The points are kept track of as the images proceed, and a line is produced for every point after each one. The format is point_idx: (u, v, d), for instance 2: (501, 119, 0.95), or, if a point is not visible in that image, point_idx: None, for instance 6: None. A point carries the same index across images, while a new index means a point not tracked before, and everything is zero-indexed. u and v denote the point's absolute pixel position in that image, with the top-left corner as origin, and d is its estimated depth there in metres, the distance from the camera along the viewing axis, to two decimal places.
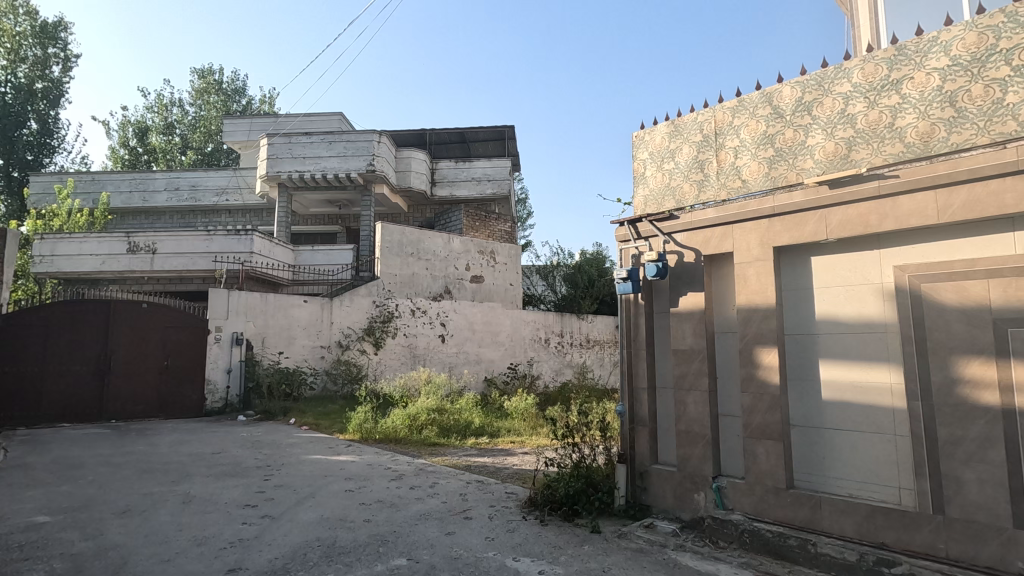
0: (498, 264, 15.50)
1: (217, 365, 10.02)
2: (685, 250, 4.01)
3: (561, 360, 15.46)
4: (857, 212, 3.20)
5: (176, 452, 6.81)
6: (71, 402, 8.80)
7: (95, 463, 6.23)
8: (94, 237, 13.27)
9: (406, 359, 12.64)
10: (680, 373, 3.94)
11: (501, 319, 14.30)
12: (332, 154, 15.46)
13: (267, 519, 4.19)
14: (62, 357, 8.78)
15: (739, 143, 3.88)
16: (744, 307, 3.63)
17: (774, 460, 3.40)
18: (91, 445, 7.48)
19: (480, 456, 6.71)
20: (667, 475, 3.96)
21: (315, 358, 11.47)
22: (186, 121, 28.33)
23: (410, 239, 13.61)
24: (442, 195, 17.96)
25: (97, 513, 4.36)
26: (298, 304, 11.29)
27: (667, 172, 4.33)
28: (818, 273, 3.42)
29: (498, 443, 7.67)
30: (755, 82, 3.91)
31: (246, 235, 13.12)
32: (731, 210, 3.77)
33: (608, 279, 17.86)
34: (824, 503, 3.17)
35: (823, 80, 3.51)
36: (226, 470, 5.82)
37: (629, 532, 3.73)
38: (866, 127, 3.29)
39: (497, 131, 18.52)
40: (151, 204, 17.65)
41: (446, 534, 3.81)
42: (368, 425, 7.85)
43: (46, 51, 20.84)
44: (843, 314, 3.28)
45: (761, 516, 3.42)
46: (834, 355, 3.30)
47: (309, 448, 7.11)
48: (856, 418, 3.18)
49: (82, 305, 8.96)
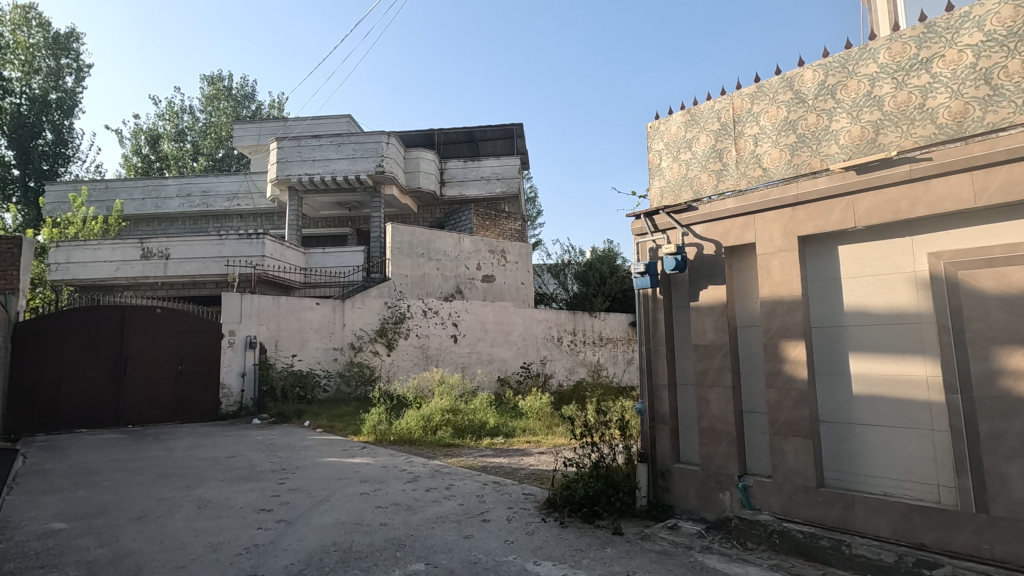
0: (509, 263, 15.38)
1: (231, 368, 10.04)
2: (705, 242, 3.90)
3: (574, 359, 15.32)
4: (887, 197, 3.06)
5: (191, 457, 6.80)
6: (88, 408, 8.86)
7: (112, 468, 6.23)
8: (108, 244, 13.39)
9: (418, 359, 12.61)
10: (702, 369, 3.82)
11: (513, 319, 14.21)
12: (341, 156, 15.48)
13: (282, 523, 4.13)
14: (79, 363, 8.84)
15: (759, 130, 3.77)
16: (768, 299, 3.50)
17: (803, 457, 3.27)
18: (108, 450, 7.50)
19: (496, 457, 6.63)
20: (690, 474, 3.84)
21: (328, 360, 11.46)
22: (196, 128, 28.61)
23: (421, 239, 13.55)
24: (452, 194, 17.89)
25: (113, 519, 4.34)
26: (310, 307, 11.28)
27: (683, 163, 4.21)
28: (845, 262, 3.28)
29: (514, 443, 7.57)
30: (774, 68, 3.78)
31: (257, 239, 13.13)
32: (752, 200, 3.65)
33: (620, 276, 17.63)
34: (858, 501, 3.03)
35: (846, 61, 3.39)
36: (241, 474, 5.80)
37: (652, 533, 3.61)
38: (895, 108, 3.15)
39: (505, 129, 18.41)
40: (164, 210, 17.80)
41: (464, 537, 3.72)
42: (382, 427, 7.80)
43: (59, 62, 21.12)
44: (874, 304, 3.14)
45: (790, 516, 3.29)
46: (865, 348, 3.16)
47: (323, 450, 7.07)
48: (889, 412, 3.05)
49: (97, 311, 9.01)
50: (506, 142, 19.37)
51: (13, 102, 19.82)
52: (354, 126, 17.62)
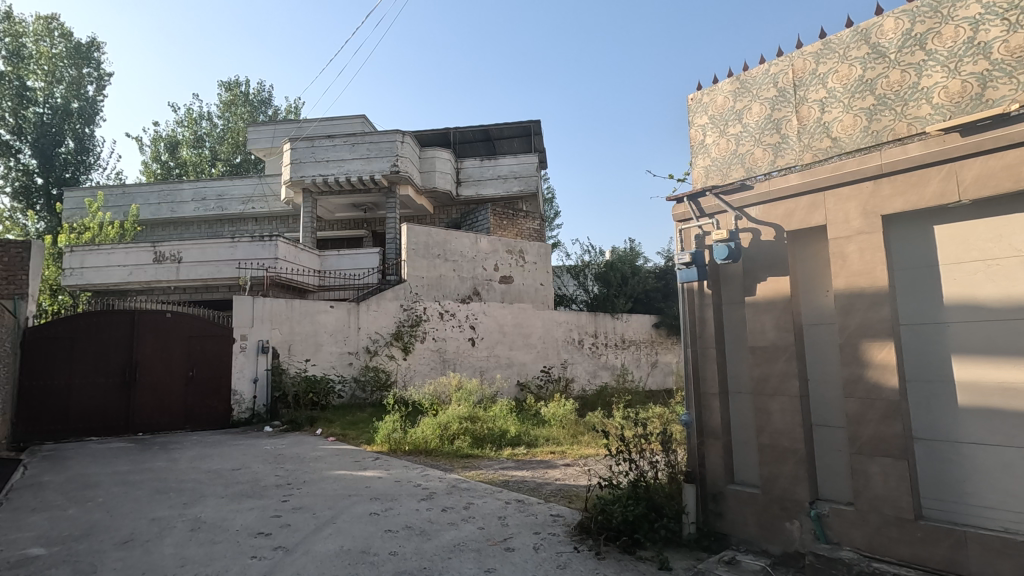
0: (528, 264, 14.71)
1: (243, 374, 9.69)
2: (763, 227, 3.32)
3: (596, 362, 14.74)
4: (1002, 163, 2.48)
5: (194, 469, 6.41)
6: (99, 415, 8.56)
7: (110, 482, 5.86)
8: (122, 248, 13.17)
9: (435, 364, 12.19)
10: (761, 375, 3.26)
11: (532, 321, 13.72)
12: (355, 157, 15.16)
13: (280, 552, 3.66)
14: (89, 369, 8.55)
15: (827, 94, 3.21)
16: (845, 292, 2.93)
17: (895, 483, 2.69)
18: (110, 461, 7.14)
19: (518, 470, 6.11)
20: (749, 498, 3.28)
21: (342, 365, 11.04)
22: (215, 134, 28.67)
23: (437, 240, 13.05)
24: (468, 194, 17.46)
25: (96, 544, 3.91)
26: (324, 310, 10.89)
27: (732, 137, 3.66)
28: (943, 245, 2.71)
29: (537, 454, 7.01)
30: (845, 20, 3.23)
31: (270, 241, 12.83)
32: (822, 174, 3.08)
33: (641, 277, 16.87)
34: (969, 539, 2.46)
35: (940, 3, 2.81)
36: (244, 489, 5.37)
37: (707, 570, 3.04)
38: (1007, 55, 2.57)
39: (522, 127, 17.91)
40: (180, 214, 17.67)
41: (484, 572, 3.20)
42: (397, 436, 7.31)
43: (80, 71, 21.23)
44: (986, 296, 2.56)
45: (879, 554, 2.72)
46: (974, 349, 2.58)
47: (333, 462, 6.62)
48: (1009, 428, 2.46)
49: (106, 316, 8.72)
50: (524, 140, 18.89)
51: (36, 112, 19.90)
52: (369, 126, 17.26)
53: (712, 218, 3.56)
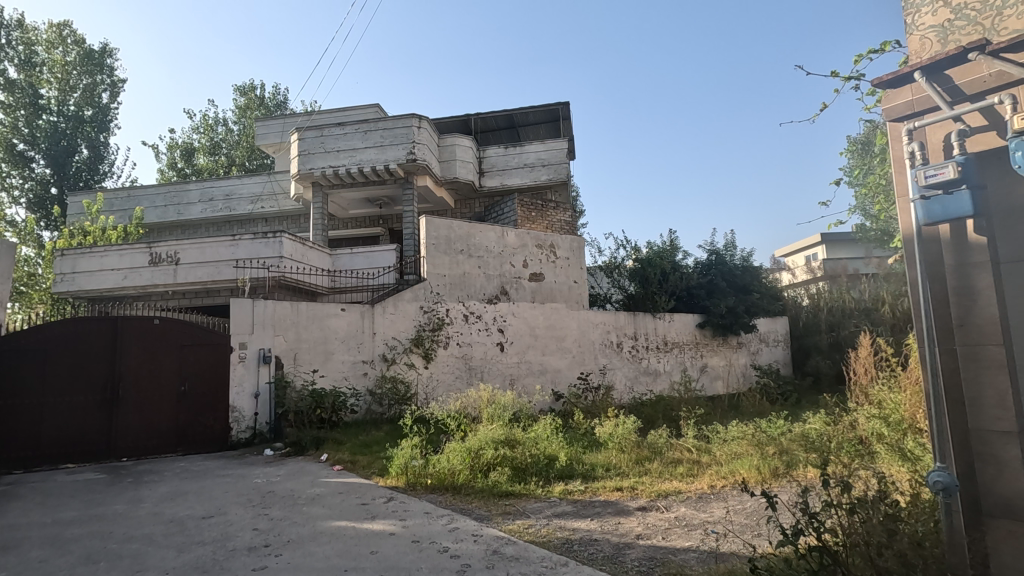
0: (560, 260, 12.75)
1: (243, 389, 8.22)
2: None
3: (637, 367, 12.99)
4: None
5: (153, 518, 4.90)
6: (75, 440, 7.16)
7: (36, 540, 4.38)
8: (115, 250, 11.97)
9: (461, 372, 10.63)
10: None
11: (566, 322, 12.05)
12: (367, 145, 13.70)
13: None
14: (63, 385, 7.17)
15: None
16: None
17: None
18: (63, 501, 5.72)
19: (578, 519, 4.44)
20: None
21: (356, 375, 9.52)
22: (230, 139, 27.61)
23: (459, 234, 11.32)
24: (492, 185, 15.93)
25: None
26: (335, 313, 9.36)
27: None
28: None
29: (599, 492, 5.30)
30: None
31: (274, 238, 11.42)
32: None
33: (684, 272, 14.86)
34: None
35: None
36: (202, 558, 3.81)
37: None
38: None
39: (549, 111, 16.33)
40: (187, 216, 16.48)
41: None
42: (417, 465, 5.74)
43: (93, 79, 20.25)
44: None
45: None
46: None
47: (333, 505, 5.05)
48: None
49: (85, 324, 7.36)
50: (551, 125, 17.30)
51: (49, 120, 18.94)
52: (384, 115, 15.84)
53: (1004, 92, 2.13)
